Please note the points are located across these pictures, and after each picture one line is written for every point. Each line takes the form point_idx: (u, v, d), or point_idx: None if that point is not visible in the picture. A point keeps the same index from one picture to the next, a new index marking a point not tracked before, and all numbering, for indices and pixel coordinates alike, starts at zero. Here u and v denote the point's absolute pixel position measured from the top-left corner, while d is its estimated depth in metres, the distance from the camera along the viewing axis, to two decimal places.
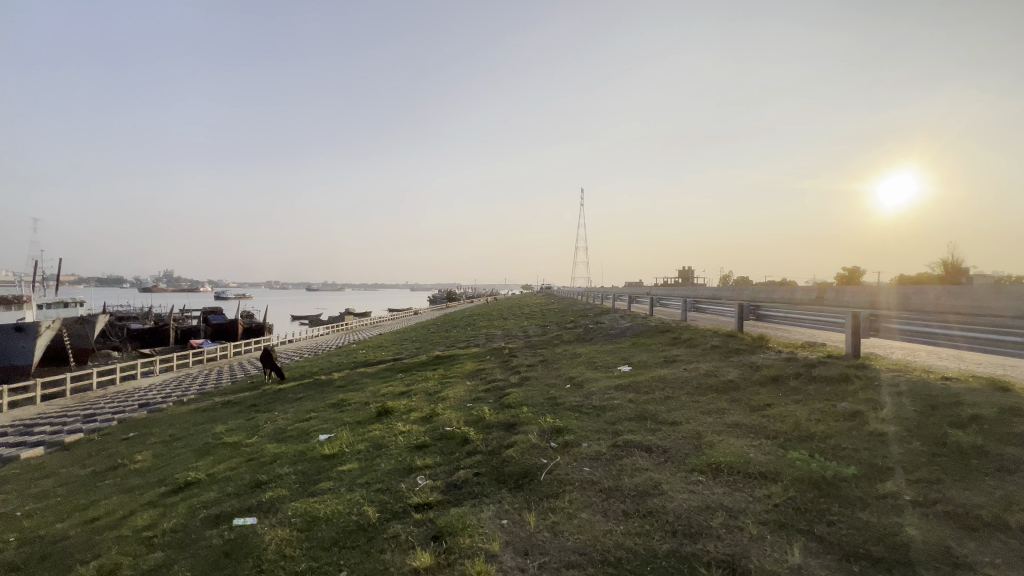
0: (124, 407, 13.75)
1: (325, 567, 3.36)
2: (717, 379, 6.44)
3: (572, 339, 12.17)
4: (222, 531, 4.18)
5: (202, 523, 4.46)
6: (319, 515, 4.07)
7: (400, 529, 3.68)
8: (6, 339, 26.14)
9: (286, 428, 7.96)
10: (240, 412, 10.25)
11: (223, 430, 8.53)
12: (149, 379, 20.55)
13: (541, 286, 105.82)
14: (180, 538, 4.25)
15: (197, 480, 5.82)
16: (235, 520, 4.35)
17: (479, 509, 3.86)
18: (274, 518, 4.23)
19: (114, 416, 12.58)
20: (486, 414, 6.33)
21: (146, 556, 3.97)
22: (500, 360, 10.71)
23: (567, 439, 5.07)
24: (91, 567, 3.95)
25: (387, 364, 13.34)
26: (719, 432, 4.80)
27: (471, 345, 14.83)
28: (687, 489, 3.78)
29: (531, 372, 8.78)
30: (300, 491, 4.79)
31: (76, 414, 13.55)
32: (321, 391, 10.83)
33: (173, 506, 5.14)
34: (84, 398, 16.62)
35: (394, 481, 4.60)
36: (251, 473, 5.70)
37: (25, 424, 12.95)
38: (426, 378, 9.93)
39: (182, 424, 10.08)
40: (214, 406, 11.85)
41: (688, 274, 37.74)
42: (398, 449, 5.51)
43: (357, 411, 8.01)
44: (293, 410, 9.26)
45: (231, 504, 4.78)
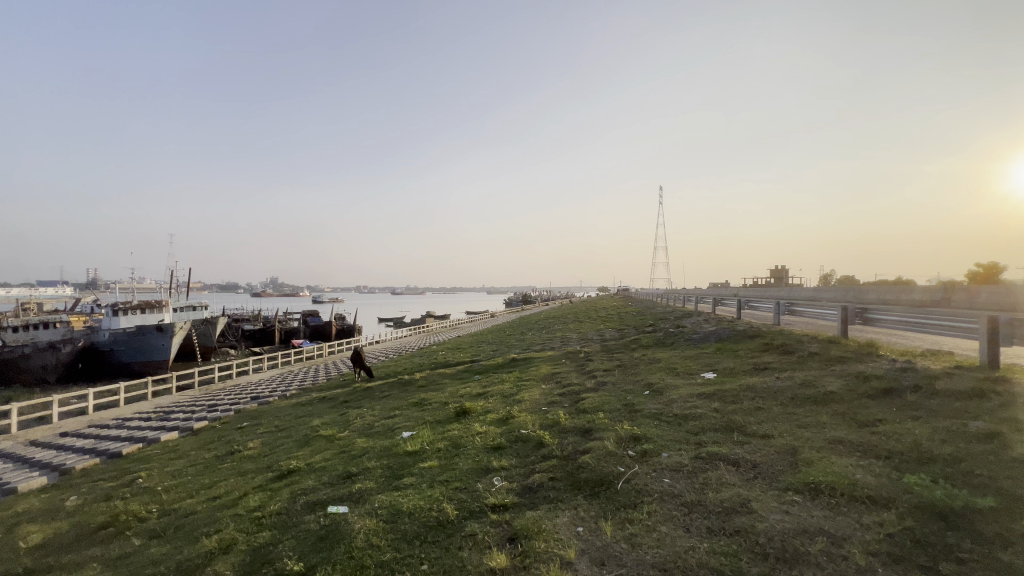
0: (239, 400, 15.49)
1: (407, 559, 3.54)
2: (816, 390, 5.87)
3: (651, 344, 11.72)
4: (318, 517, 4.56)
5: (302, 508, 4.90)
6: (403, 509, 4.29)
7: (477, 528, 3.77)
8: (150, 338, 30.52)
9: (373, 424, 8.50)
10: (333, 408, 11.12)
11: (320, 424, 9.30)
12: (259, 374, 22.98)
13: (618, 288, 103.19)
14: (283, 520, 4.69)
15: (297, 469, 6.40)
16: (329, 508, 4.73)
17: (555, 513, 3.85)
18: (363, 508, 4.53)
19: (232, 407, 14.22)
20: (561, 418, 6.30)
21: (256, 534, 4.44)
22: (576, 364, 10.58)
23: (645, 447, 4.89)
24: (213, 539, 4.50)
25: (466, 366, 13.73)
26: (819, 448, 4.36)
27: (547, 348, 14.83)
28: (781, 509, 3.48)
29: (607, 377, 8.58)
30: (386, 485, 5.09)
31: (202, 404, 15.51)
32: (404, 390, 11.42)
33: (278, 491, 5.70)
34: (209, 390, 18.99)
35: (472, 480, 4.74)
36: (343, 465, 6.17)
37: (164, 411, 15.07)
38: (503, 380, 10.09)
39: (286, 416, 11.15)
40: (311, 400, 12.96)
41: (782, 274, 34.76)
42: (475, 450, 5.66)
43: (437, 410, 8.33)
44: (380, 407, 9.85)
45: (326, 493, 5.20)
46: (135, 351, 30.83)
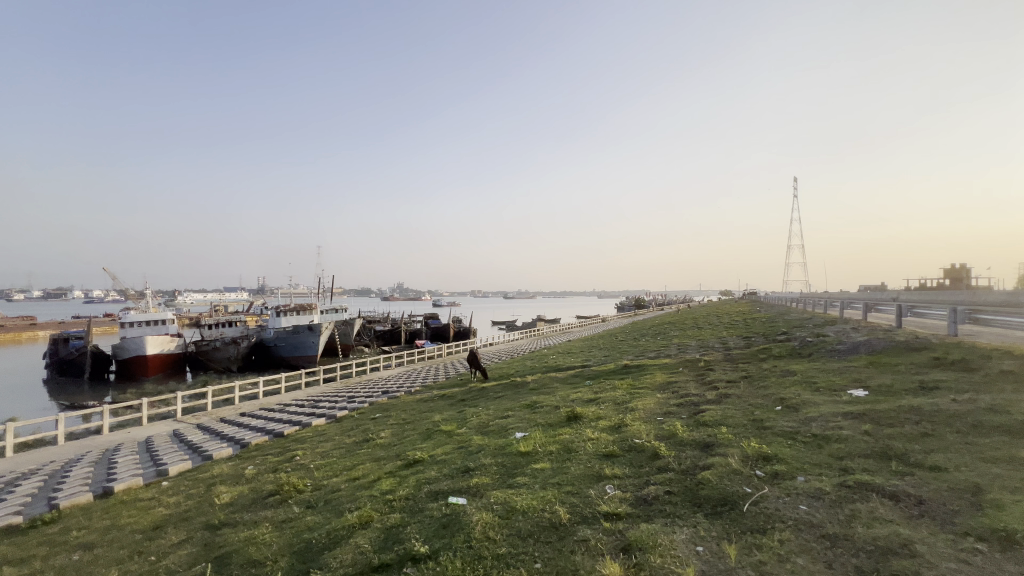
0: (373, 393, 17.32)
1: (522, 555, 3.66)
2: (1009, 417, 4.77)
3: (784, 354, 10.53)
4: (440, 506, 4.92)
5: (427, 496, 5.33)
6: (517, 507, 4.45)
7: (590, 535, 3.76)
8: (303, 336, 35.54)
9: (488, 423, 8.91)
10: (452, 405, 11.88)
11: (440, 420, 10.01)
12: (389, 371, 25.43)
13: (745, 292, 94.22)
14: (411, 505, 5.16)
15: (422, 459, 6.98)
16: (450, 498, 5.08)
17: (672, 529, 3.68)
18: (479, 502, 4.79)
19: (367, 400, 15.96)
20: (677, 429, 5.99)
21: (388, 515, 4.93)
22: (695, 373, 9.93)
23: (775, 468, 4.43)
24: (353, 515, 5.10)
25: (577, 370, 13.70)
26: (1014, 490, 3.55)
27: (661, 355, 14.16)
28: (957, 558, 2.90)
29: (730, 389, 7.94)
30: (501, 482, 5.32)
31: (343, 396, 17.65)
32: (517, 392, 11.76)
33: (406, 478, 6.28)
34: (348, 384, 21.56)
35: (584, 486, 4.73)
36: (462, 459, 6.57)
37: (315, 400, 17.47)
38: (614, 387, 9.84)
39: (412, 411, 12.19)
40: (433, 397, 14.00)
41: (962, 274, 28.77)
42: (587, 455, 5.64)
43: (549, 413, 8.45)
44: (494, 407, 10.28)
45: (447, 484, 5.59)
46: (292, 347, 36.15)
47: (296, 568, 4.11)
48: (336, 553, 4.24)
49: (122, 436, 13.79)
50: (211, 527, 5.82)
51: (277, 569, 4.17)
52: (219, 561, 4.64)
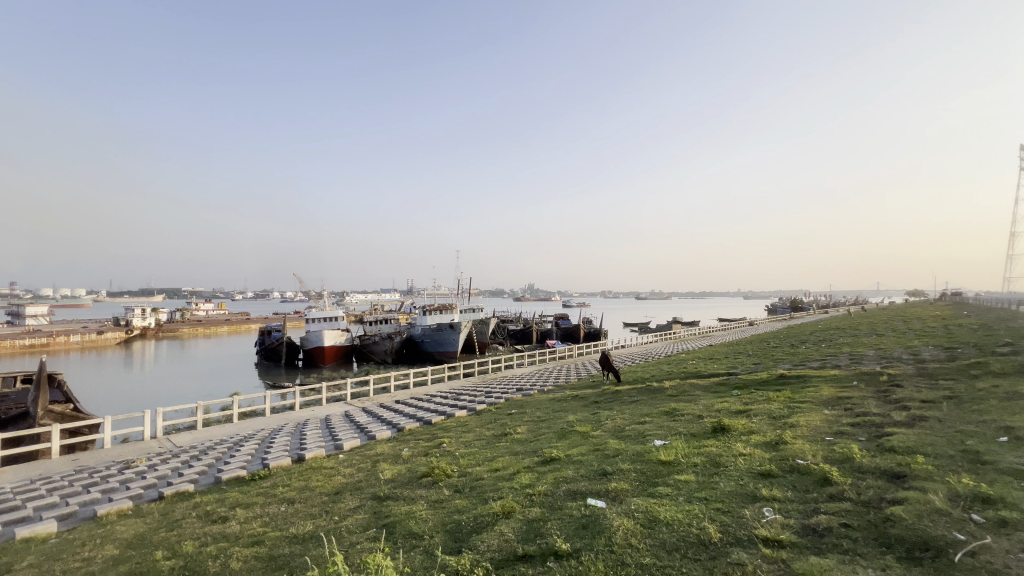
0: (508, 390, 18.15)
1: (667, 569, 3.50)
2: None
3: (1007, 372, 8.33)
4: (579, 506, 4.95)
5: (565, 495, 5.40)
6: (660, 517, 4.27)
7: (746, 559, 3.44)
8: (446, 333, 38.75)
9: (624, 427, 8.69)
10: (585, 406, 11.84)
11: (575, 420, 10.05)
12: (522, 369, 26.34)
13: (942, 292, 76.75)
14: (550, 501, 5.28)
15: (559, 458, 7.09)
16: (588, 499, 5.08)
17: (851, 568, 3.17)
18: (619, 507, 4.70)
19: (502, 396, 16.78)
20: (854, 454, 5.13)
21: (529, 509, 5.13)
22: (875, 389, 8.41)
23: (1001, 515, 3.54)
24: (495, 504, 5.40)
25: (722, 378, 12.59)
26: None
27: (827, 365, 12.26)
28: None
29: (926, 411, 6.55)
30: (640, 489, 5.16)
31: (482, 391, 18.81)
32: (653, 397, 11.25)
33: (543, 474, 6.45)
34: (486, 380, 22.89)
35: (737, 505, 4.34)
36: (599, 462, 6.52)
37: (457, 393, 18.92)
38: (768, 399, 8.80)
39: (546, 409, 12.47)
40: (566, 397, 14.12)
41: None
42: (738, 472, 5.16)
43: (691, 423, 7.92)
44: (630, 412, 9.98)
45: (585, 486, 5.60)
46: (437, 343, 39.67)
47: (449, 545, 4.50)
48: (483, 537, 4.53)
49: (308, 413, 16.59)
50: (377, 497, 6.69)
51: (433, 543, 4.62)
52: (385, 528, 5.30)
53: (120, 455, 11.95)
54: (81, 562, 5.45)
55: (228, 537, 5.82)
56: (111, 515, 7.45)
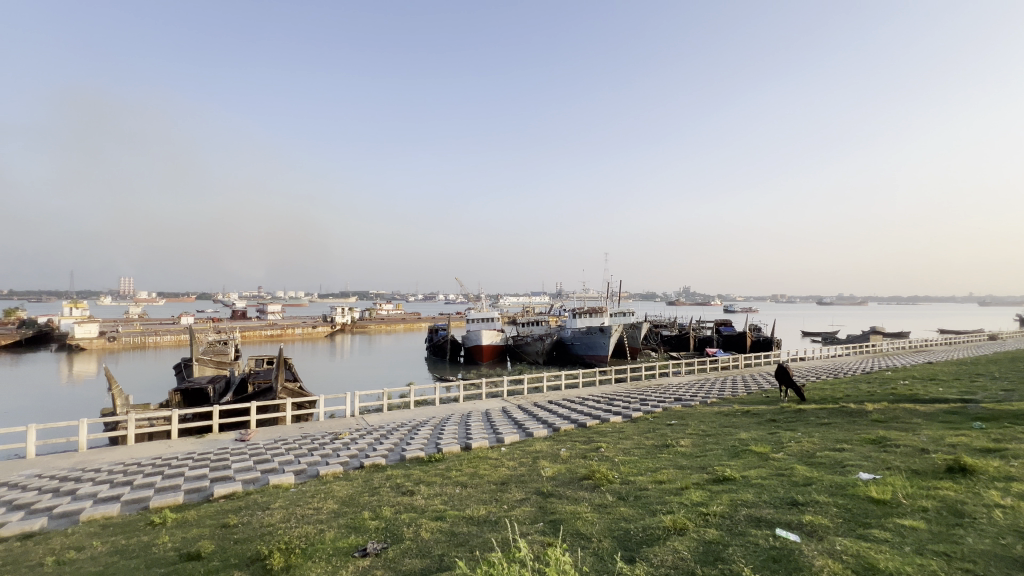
0: (665, 399, 17.22)
1: None
2: None
3: None
4: (766, 535, 4.41)
5: (746, 520, 4.88)
6: (878, 565, 3.57)
7: None
8: (596, 337, 38.50)
9: (815, 452, 7.50)
10: (761, 424, 10.56)
11: (749, 439, 9.04)
12: (679, 377, 24.68)
13: None
14: (730, 525, 4.82)
15: (734, 479, 6.44)
16: (777, 529, 4.49)
17: None
18: (820, 545, 4.05)
19: (659, 405, 15.99)
20: None
21: (704, 529, 4.75)
22: None
23: None
24: (665, 518, 5.13)
25: (951, 404, 10.01)
26: None
27: None
28: None
29: None
30: (846, 528, 4.37)
31: (636, 397, 18.16)
32: (852, 421, 9.49)
33: (717, 493, 5.93)
34: (639, 386, 22.06)
35: (997, 570, 3.38)
36: (786, 489, 5.72)
37: (610, 398, 18.59)
38: None
39: (713, 423, 11.46)
40: (736, 412, 12.76)
41: None
42: (995, 527, 4.02)
43: (910, 457, 6.46)
44: (821, 435, 8.57)
45: (770, 514, 4.98)
46: (587, 346, 39.68)
47: (619, 552, 4.43)
48: (655, 550, 4.34)
49: (472, 406, 18.07)
50: (541, 493, 6.94)
51: (603, 548, 4.60)
52: (554, 524, 5.45)
53: (331, 428, 14.64)
54: (313, 509, 6.81)
55: (417, 509, 6.64)
56: (328, 475, 9.16)
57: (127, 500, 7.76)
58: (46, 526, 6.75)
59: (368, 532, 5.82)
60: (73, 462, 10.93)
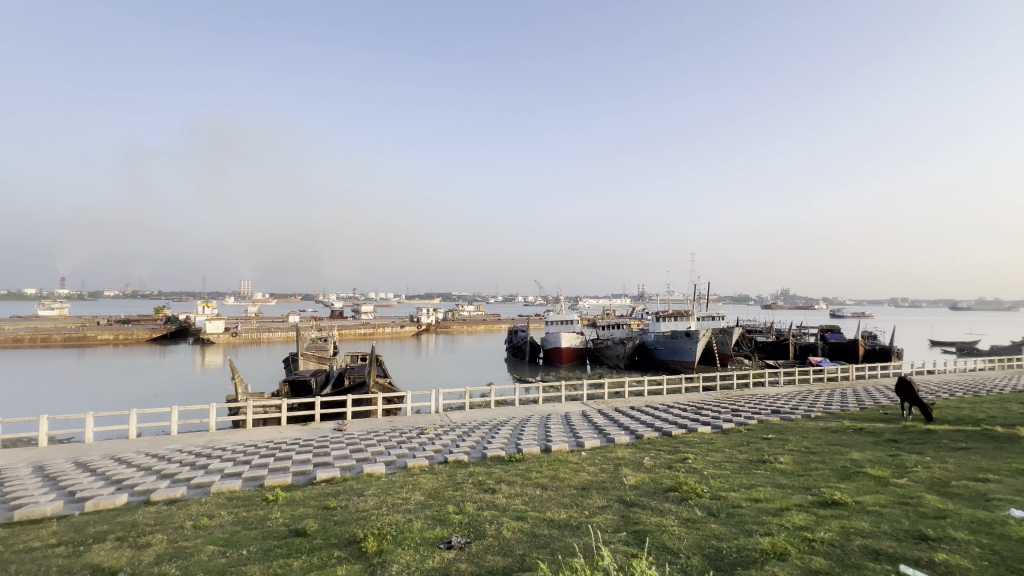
0: (761, 410, 15.90)
1: None
2: None
3: None
4: (886, 571, 3.89)
5: (862, 552, 4.34)
6: None
7: None
8: (682, 342, 36.65)
9: (949, 481, 6.48)
10: (878, 445, 9.36)
11: (863, 460, 8.05)
12: (777, 388, 22.68)
13: None
14: (840, 555, 4.32)
15: (846, 503, 5.76)
16: (900, 566, 3.95)
17: None
18: None
19: (754, 416, 14.80)
20: None
21: (809, 557, 4.30)
22: None
23: None
24: (763, 540, 4.73)
25: None
26: None
27: None
28: None
29: None
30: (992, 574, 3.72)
31: (727, 407, 16.98)
32: (998, 448, 8.06)
33: (824, 518, 5.35)
34: (731, 395, 20.60)
35: None
36: (911, 521, 5.00)
37: (698, 407, 17.57)
38: None
39: (818, 440, 10.37)
40: (847, 429, 11.43)
41: None
42: None
43: None
44: (957, 462, 7.39)
45: (892, 547, 4.39)
46: (672, 351, 37.92)
47: (709, 572, 4.17)
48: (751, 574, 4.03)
49: (551, 408, 18.05)
50: (624, 501, 6.74)
51: (691, 565, 4.36)
52: (637, 535, 5.27)
53: (418, 423, 15.41)
54: (402, 499, 7.21)
55: (498, 507, 6.76)
56: (415, 468, 9.65)
57: (246, 477, 8.79)
58: (185, 494, 7.85)
59: (452, 526, 6.03)
60: (205, 440, 12.60)
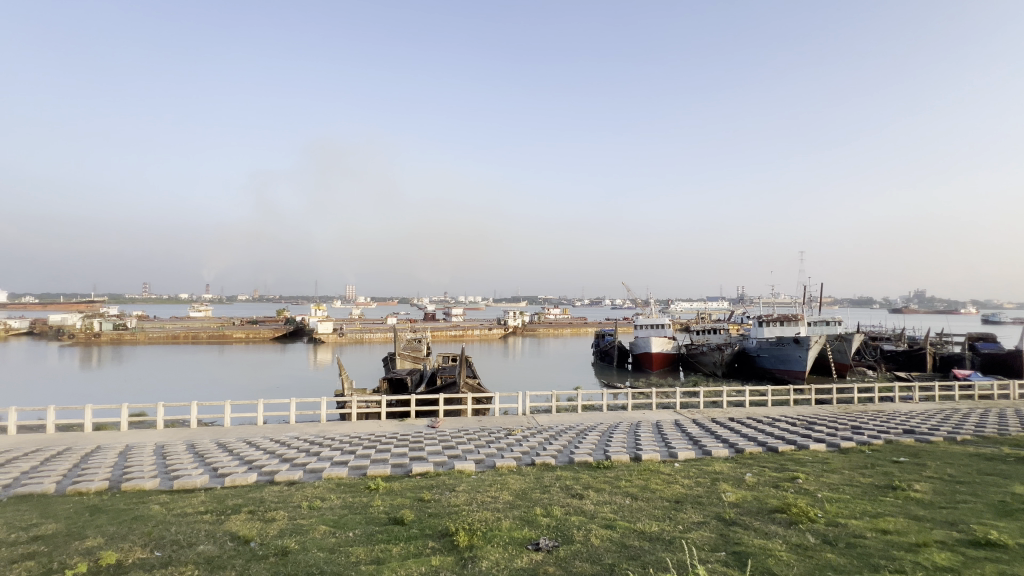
0: (889, 428, 13.90)
1: None
2: None
3: None
4: None
5: None
6: None
7: None
8: (790, 349, 33.32)
9: None
10: None
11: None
12: (910, 404, 19.72)
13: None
14: None
15: (1006, 545, 4.84)
16: None
17: None
18: None
19: (880, 435, 13.01)
20: None
21: None
22: None
23: None
24: None
25: None
26: None
27: None
28: None
29: None
30: None
31: (846, 423, 15.08)
32: None
33: (975, 562, 4.53)
34: (851, 410, 18.29)
35: None
36: None
37: (809, 421, 15.84)
38: None
39: (966, 468, 8.84)
40: (1007, 458, 9.59)
41: None
42: None
43: None
44: None
45: None
46: (778, 360, 34.66)
47: None
48: None
49: (641, 416, 17.37)
50: (722, 519, 6.28)
51: None
52: (738, 556, 4.90)
53: (506, 424, 15.71)
54: (491, 498, 7.38)
55: (586, 513, 6.66)
56: (503, 468, 9.84)
57: (352, 466, 9.63)
58: (302, 477, 8.80)
59: (540, 528, 6.06)
60: (317, 430, 14.01)
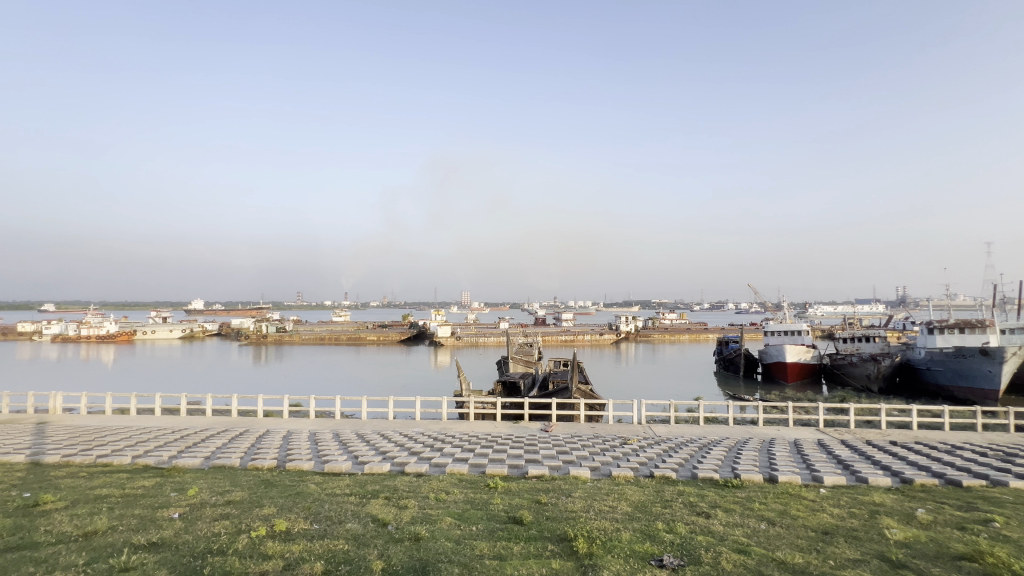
0: None
1: None
2: None
3: None
4: None
5: None
6: None
7: None
8: (974, 362, 27.35)
9: None
10: None
11: None
12: None
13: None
14: None
15: None
16: None
17: None
18: None
19: None
20: None
21: None
22: None
23: None
24: None
25: None
26: None
27: None
28: None
29: None
30: None
31: None
32: None
33: None
34: None
35: None
36: None
37: (1003, 450, 12.80)
38: None
39: None
40: None
41: None
42: None
43: None
44: None
45: None
46: (958, 375, 28.69)
47: None
48: None
49: (775, 432, 15.58)
50: (887, 560, 5.36)
51: None
52: None
53: (621, 433, 15.20)
54: (609, 507, 7.21)
55: (713, 534, 6.17)
56: (619, 478, 9.57)
57: (473, 463, 10.14)
58: (429, 470, 9.49)
59: (663, 544, 5.75)
60: (439, 427, 15.03)
